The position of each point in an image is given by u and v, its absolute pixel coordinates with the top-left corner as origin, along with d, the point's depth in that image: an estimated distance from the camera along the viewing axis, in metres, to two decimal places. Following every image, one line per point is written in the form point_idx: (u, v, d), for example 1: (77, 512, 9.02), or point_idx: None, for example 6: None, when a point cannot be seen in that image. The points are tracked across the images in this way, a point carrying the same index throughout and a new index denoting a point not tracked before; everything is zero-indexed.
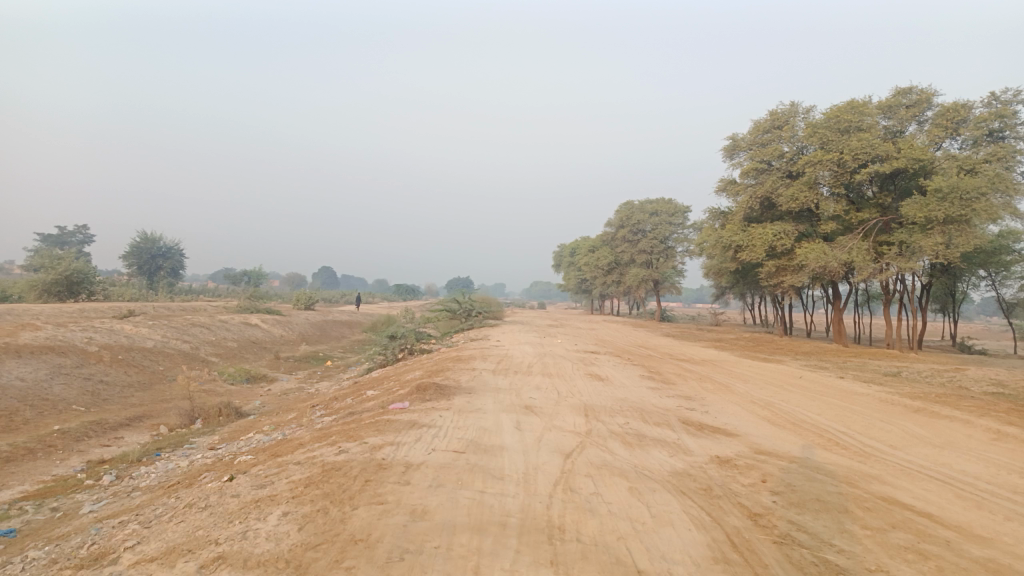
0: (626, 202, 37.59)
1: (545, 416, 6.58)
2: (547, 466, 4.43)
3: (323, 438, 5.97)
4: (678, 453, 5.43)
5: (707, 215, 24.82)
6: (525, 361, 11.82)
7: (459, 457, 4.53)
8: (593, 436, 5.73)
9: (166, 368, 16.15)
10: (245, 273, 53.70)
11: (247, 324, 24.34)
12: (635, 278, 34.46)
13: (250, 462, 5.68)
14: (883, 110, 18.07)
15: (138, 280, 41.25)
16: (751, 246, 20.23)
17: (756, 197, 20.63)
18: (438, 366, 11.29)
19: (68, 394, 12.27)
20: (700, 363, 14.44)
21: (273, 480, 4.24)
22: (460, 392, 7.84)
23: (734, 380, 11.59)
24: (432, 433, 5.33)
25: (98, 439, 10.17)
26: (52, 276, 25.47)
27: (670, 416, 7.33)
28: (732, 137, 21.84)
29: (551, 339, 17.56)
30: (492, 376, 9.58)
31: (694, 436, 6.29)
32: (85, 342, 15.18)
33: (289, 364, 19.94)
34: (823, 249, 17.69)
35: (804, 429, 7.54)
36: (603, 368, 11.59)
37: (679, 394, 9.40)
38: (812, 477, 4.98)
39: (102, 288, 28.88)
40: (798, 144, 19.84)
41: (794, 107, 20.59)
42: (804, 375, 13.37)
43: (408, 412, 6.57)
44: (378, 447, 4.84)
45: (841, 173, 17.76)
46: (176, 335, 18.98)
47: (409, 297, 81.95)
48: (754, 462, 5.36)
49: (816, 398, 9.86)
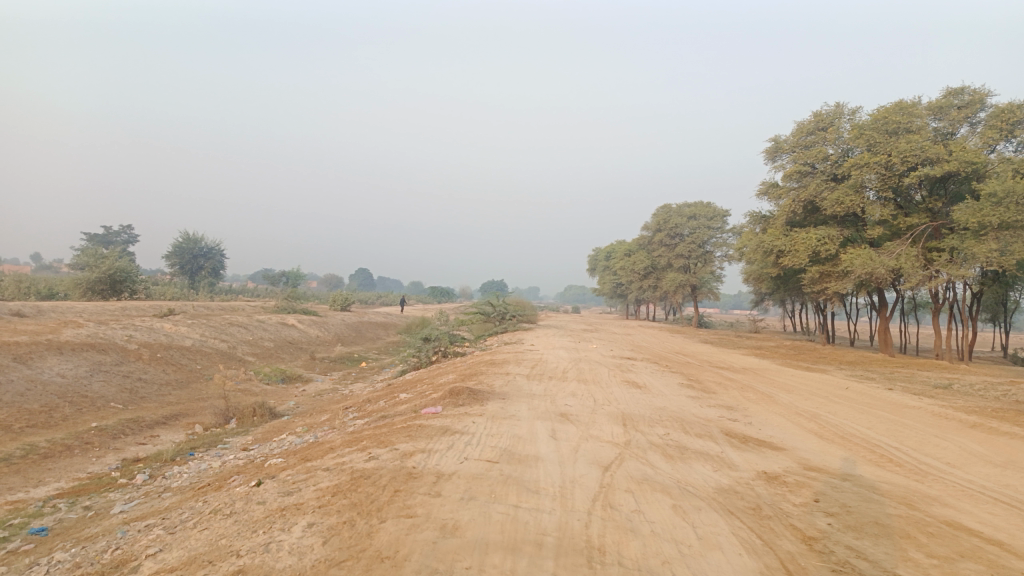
0: (664, 206, 37.09)
1: (581, 425, 6.37)
2: (584, 479, 4.22)
3: (353, 442, 5.83)
4: (723, 468, 5.18)
5: (748, 219, 24.31)
6: (561, 366, 11.61)
7: (492, 467, 4.34)
8: (632, 447, 5.50)
9: (204, 367, 16.28)
10: (284, 273, 54.33)
11: (284, 325, 24.52)
12: (672, 282, 33.97)
13: (281, 466, 5.58)
14: (933, 111, 17.45)
15: (180, 280, 42.02)
16: (794, 251, 19.71)
17: (800, 201, 20.10)
18: (473, 369, 11.14)
19: (107, 391, 12.39)
20: (740, 371, 14.06)
21: (300, 487, 4.10)
22: (494, 398, 7.66)
23: (777, 389, 11.23)
24: (464, 441, 5.15)
25: (134, 437, 10.22)
26: (96, 275, 26.00)
27: (713, 427, 7.06)
28: (774, 139, 21.32)
29: (587, 345, 17.31)
30: (527, 381, 9.38)
31: (739, 450, 6.02)
32: (125, 340, 15.38)
33: (325, 364, 19.99)
34: (870, 255, 17.16)
35: (854, 444, 7.20)
36: (641, 375, 11.31)
37: (720, 403, 9.10)
38: (867, 497, 4.70)
39: (145, 287, 29.42)
40: (843, 146, 19.30)
41: (839, 108, 20.02)
42: (850, 385, 12.93)
43: (441, 417, 6.41)
44: (409, 454, 4.67)
45: (889, 177, 17.18)
46: (214, 334, 19.16)
47: (444, 299, 82.13)
48: (804, 479, 5.08)
49: (864, 411, 9.48)
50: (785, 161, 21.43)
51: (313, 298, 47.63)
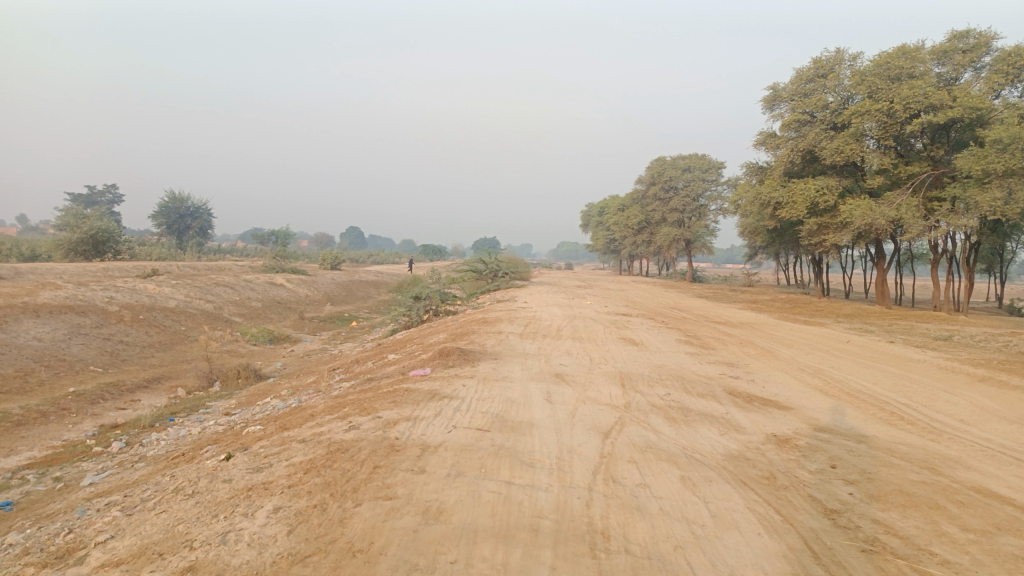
0: (658, 158, 36.40)
1: (578, 386, 6.02)
2: (584, 448, 3.86)
3: (335, 409, 5.45)
4: (730, 431, 4.83)
5: (744, 170, 23.80)
6: (555, 324, 11.22)
7: (483, 437, 3.96)
8: (633, 410, 5.15)
9: (188, 328, 15.85)
10: (273, 232, 53.51)
11: (272, 284, 24.04)
12: (666, 237, 33.53)
13: (259, 434, 5.22)
14: (937, 55, 16.86)
15: (167, 242, 41.33)
16: (792, 202, 19.28)
17: (798, 150, 19.57)
18: (463, 328, 10.76)
19: (86, 355, 11.99)
20: (738, 325, 13.75)
21: (271, 463, 3.72)
22: (485, 358, 7.30)
23: (777, 344, 10.91)
24: (453, 407, 4.78)
25: (113, 402, 9.85)
26: (77, 236, 25.40)
27: (715, 386, 6.72)
28: (773, 87, 20.70)
29: (580, 301, 16.98)
30: (520, 340, 9.01)
31: (745, 410, 5.68)
32: (106, 302, 14.93)
33: (314, 324, 19.61)
34: (870, 205, 16.74)
35: (862, 401, 6.90)
36: (637, 332, 10.95)
37: (720, 360, 8.77)
38: (887, 462, 4.36)
39: (129, 247, 28.82)
40: (844, 94, 18.74)
41: (840, 54, 19.37)
42: (850, 339, 12.64)
43: (429, 381, 6.03)
44: (393, 422, 4.30)
45: (891, 124, 16.66)
46: (200, 295, 18.71)
47: (436, 258, 81.30)
48: (817, 442, 4.75)
49: (868, 366, 9.18)
50: (783, 110, 20.84)
51: (303, 257, 47.04)
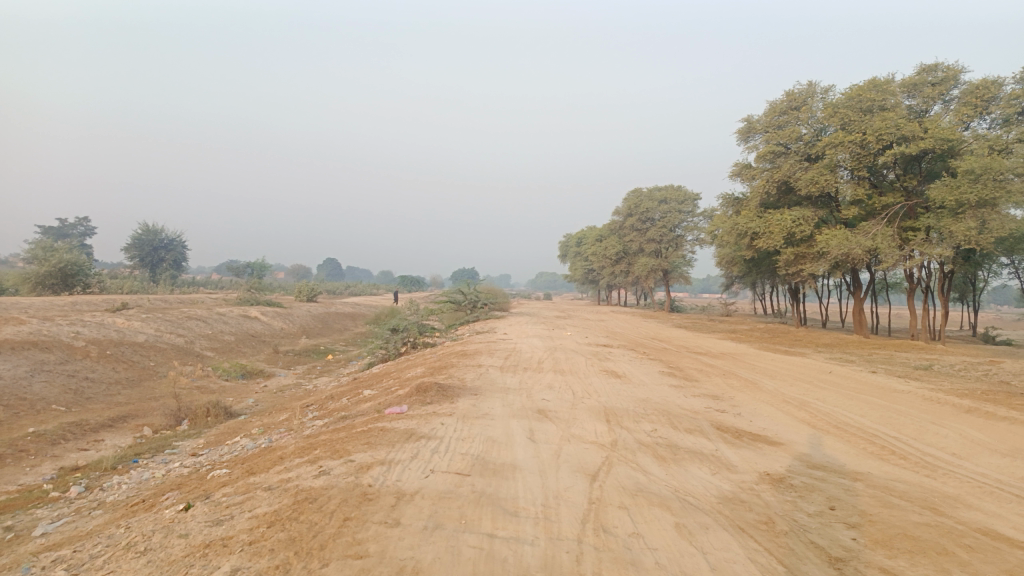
0: (635, 189, 36.57)
1: (561, 423, 5.78)
2: (571, 493, 3.62)
3: (305, 451, 5.15)
4: (722, 470, 4.61)
5: (720, 202, 23.93)
6: (535, 356, 10.99)
7: (462, 482, 3.71)
8: (620, 448, 4.91)
9: (158, 364, 15.39)
10: (248, 265, 52.89)
11: (246, 317, 23.57)
12: (643, 267, 33.58)
13: (225, 479, 4.91)
14: (907, 88, 17.10)
15: (140, 275, 40.61)
16: (769, 233, 19.35)
17: (773, 182, 19.69)
18: (442, 362, 10.48)
19: (49, 393, 11.52)
20: (719, 356, 13.61)
21: (233, 514, 3.43)
22: (465, 394, 7.03)
23: (760, 375, 10.76)
24: (430, 448, 4.52)
25: (75, 443, 9.41)
26: (46, 269, 24.82)
27: (702, 421, 6.51)
28: (747, 118, 20.90)
29: (560, 332, 16.79)
30: (500, 374, 8.77)
31: (735, 447, 5.47)
32: (72, 337, 14.46)
33: (289, 358, 19.17)
34: (846, 235, 16.81)
35: (851, 434, 6.73)
36: (619, 364, 10.75)
37: (704, 393, 8.59)
38: (886, 501, 4.17)
39: (100, 280, 28.20)
40: (817, 126, 18.95)
41: (812, 87, 19.62)
42: (832, 369, 12.54)
43: (406, 419, 5.77)
44: (366, 466, 4.03)
45: (864, 156, 16.83)
46: (171, 329, 18.23)
47: (415, 289, 80.90)
48: (812, 481, 4.55)
49: (852, 397, 9.04)
50: (757, 142, 21.02)
51: (279, 289, 46.44)
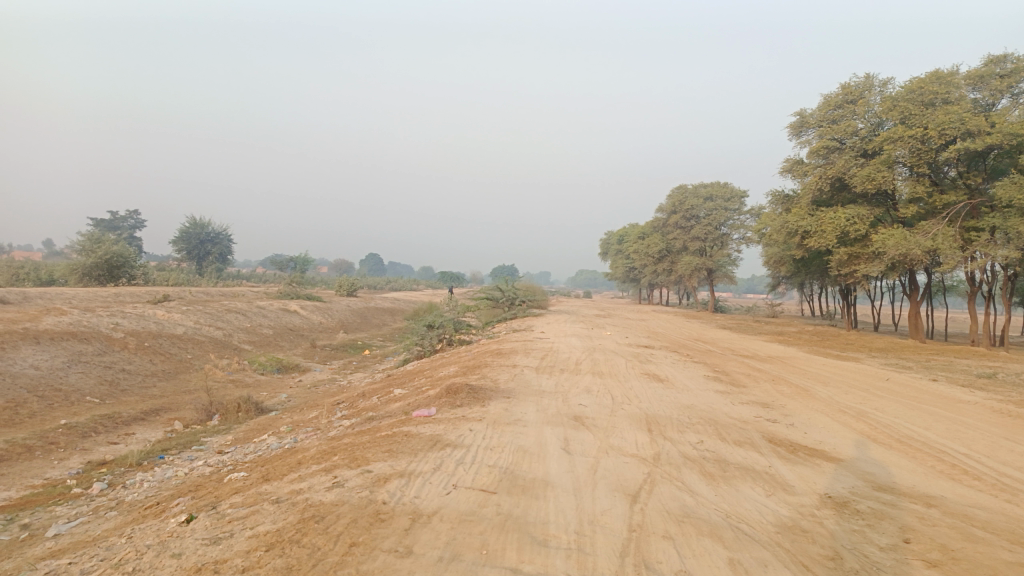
0: (679, 186, 35.80)
1: (599, 432, 5.36)
2: (608, 518, 3.22)
3: (325, 456, 4.83)
4: (778, 492, 4.15)
5: (769, 199, 23.14)
6: (574, 357, 10.56)
7: (487, 501, 3.33)
8: (663, 463, 4.48)
9: (195, 356, 15.37)
10: (290, 258, 53.37)
11: (285, 311, 23.59)
12: (687, 266, 32.82)
13: (239, 485, 4.62)
14: (972, 81, 16.16)
15: (187, 268, 41.26)
16: (821, 231, 18.55)
17: (826, 178, 18.88)
18: (476, 361, 10.11)
19: (84, 384, 11.49)
20: (768, 360, 12.99)
21: (233, 532, 3.11)
22: (497, 397, 6.66)
23: (812, 382, 10.15)
24: (455, 459, 4.15)
25: (106, 436, 9.32)
26: (92, 260, 25.23)
27: (752, 432, 6.03)
28: (800, 113, 20.11)
29: (600, 332, 16.30)
30: (536, 375, 8.37)
31: (790, 463, 4.98)
32: (111, 329, 14.51)
33: (325, 353, 19.03)
34: (903, 235, 15.97)
35: (916, 450, 6.16)
36: (661, 367, 10.25)
37: (752, 399, 8.07)
38: (969, 534, 3.66)
39: (145, 272, 28.60)
40: (874, 120, 18.08)
41: (869, 80, 18.75)
42: (889, 375, 11.83)
43: (433, 423, 5.41)
44: (383, 479, 3.67)
45: (924, 151, 15.96)
46: (210, 321, 18.27)
47: (455, 285, 80.90)
48: (882, 506, 4.07)
49: (913, 408, 8.40)
50: (809, 137, 20.22)
51: (321, 284, 46.73)
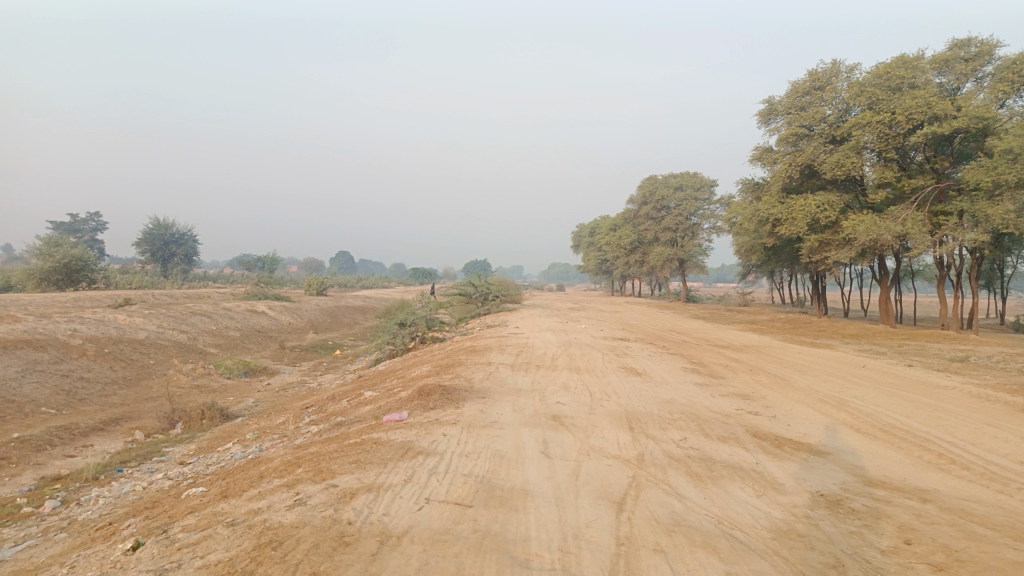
0: (649, 177, 35.73)
1: (578, 432, 5.13)
2: (594, 531, 2.98)
3: (288, 468, 4.52)
4: (768, 492, 3.95)
5: (739, 187, 23.13)
6: (549, 352, 10.32)
7: (463, 517, 3.07)
8: (647, 465, 4.26)
9: (158, 362, 14.86)
10: (259, 258, 52.49)
11: (253, 312, 23.04)
12: (659, 257, 32.80)
13: (195, 503, 4.29)
14: (938, 65, 16.17)
15: (152, 270, 40.29)
16: (791, 219, 18.54)
17: (796, 166, 18.85)
18: (449, 359, 9.83)
19: (39, 394, 10.99)
20: (744, 349, 12.88)
21: (181, 561, 2.81)
22: (471, 397, 6.39)
23: (789, 370, 10.04)
24: (428, 468, 3.89)
25: (63, 449, 8.87)
26: (50, 265, 24.43)
27: (735, 426, 5.85)
28: (768, 100, 20.07)
29: (575, 325, 16.11)
30: (511, 373, 8.12)
31: (778, 459, 4.79)
32: (68, 335, 13.95)
33: (295, 354, 18.60)
34: (874, 220, 15.98)
35: (901, 439, 6.02)
36: (638, 360, 10.07)
37: (732, 391, 7.89)
38: (969, 531, 3.49)
39: (106, 275, 27.79)
40: (842, 106, 18.08)
41: (836, 67, 18.76)
42: (865, 362, 11.77)
43: (405, 428, 5.13)
44: (349, 494, 3.38)
45: (892, 137, 15.97)
46: (173, 325, 17.72)
47: (427, 281, 80.23)
48: (876, 503, 3.89)
49: (893, 395, 8.30)
50: (778, 124, 20.20)
51: (290, 283, 45.94)
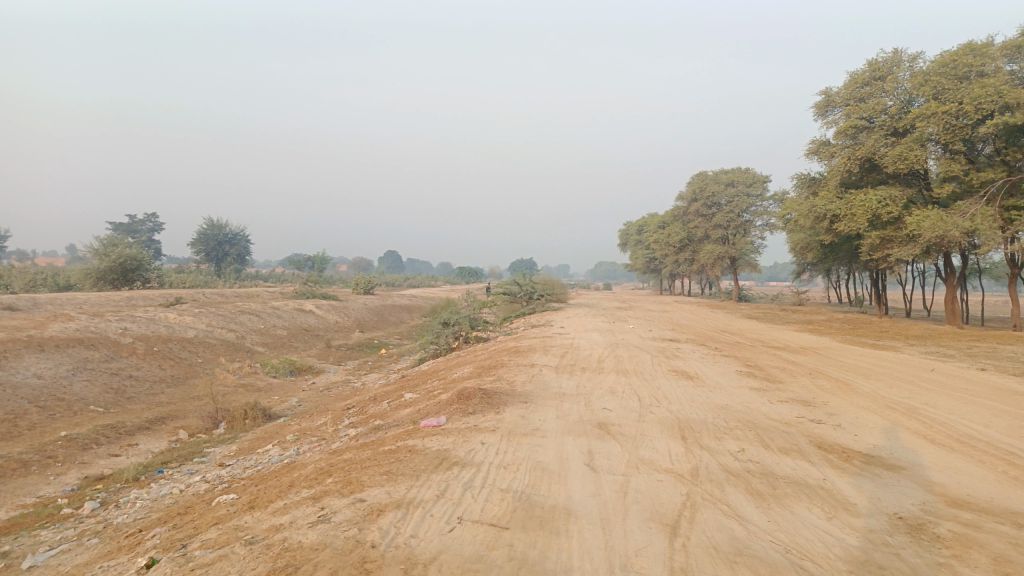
0: (699, 173, 34.96)
1: (627, 442, 4.79)
2: (644, 561, 2.66)
3: (318, 477, 4.28)
4: (839, 514, 3.55)
5: (794, 182, 22.34)
6: (595, 354, 9.94)
7: (499, 541, 2.78)
8: (703, 481, 3.90)
9: (205, 360, 14.97)
10: (310, 258, 53.21)
11: (301, 311, 23.18)
12: (709, 255, 32.07)
13: (222, 513, 4.10)
14: (1009, 51, 15.14)
15: (206, 270, 41.11)
16: (850, 215, 17.75)
17: (855, 159, 18.06)
18: (492, 360, 9.56)
19: (89, 393, 11.11)
20: (800, 351, 12.30)
21: None
22: (513, 402, 6.10)
23: (851, 374, 9.47)
24: (463, 482, 3.60)
25: (107, 448, 8.89)
26: (107, 264, 24.99)
27: (797, 436, 5.42)
28: (825, 92, 19.30)
29: (622, 326, 15.70)
30: (556, 375, 7.80)
31: (846, 474, 4.37)
32: (119, 334, 14.15)
33: (340, 353, 18.58)
34: (939, 215, 15.15)
35: (981, 452, 5.49)
36: (689, 362, 9.64)
37: (791, 397, 7.43)
38: None
39: (160, 275, 28.37)
40: (904, 97, 17.24)
41: (898, 56, 17.90)
42: (932, 365, 11.09)
43: (442, 436, 4.86)
44: (377, 511, 3.12)
45: (959, 128, 15.12)
46: (222, 324, 17.88)
47: (473, 280, 80.32)
48: (965, 528, 3.46)
49: (967, 401, 7.70)
50: (836, 117, 19.40)
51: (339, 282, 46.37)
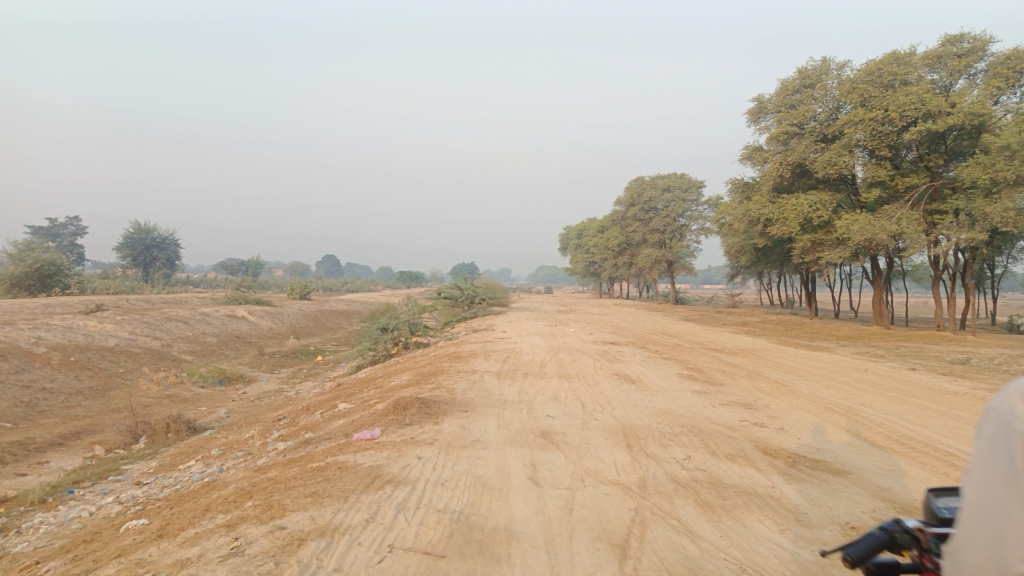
0: (637, 178, 35.30)
1: (571, 452, 4.57)
2: None
3: (237, 500, 3.92)
4: (792, 525, 3.40)
5: (729, 187, 22.69)
6: (536, 359, 9.75)
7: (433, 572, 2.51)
8: (650, 493, 3.71)
9: (127, 371, 14.17)
10: (243, 263, 51.56)
11: (232, 317, 22.30)
12: (647, 259, 32.37)
13: (127, 543, 3.70)
14: (931, 61, 15.67)
15: (132, 276, 39.34)
16: (784, 219, 18.06)
17: (787, 164, 18.41)
18: (430, 367, 9.25)
19: None
20: (739, 353, 12.37)
21: None
22: (451, 411, 5.81)
23: (790, 376, 9.51)
24: (396, 504, 3.31)
25: (13, 466, 8.21)
26: (21, 269, 23.57)
27: (742, 441, 5.31)
28: (758, 98, 19.63)
29: (564, 329, 15.58)
30: (497, 382, 7.55)
31: (794, 482, 4.25)
32: (31, 343, 13.24)
33: (274, 361, 17.90)
34: (868, 219, 15.52)
35: (921, 453, 5.47)
36: (631, 366, 9.52)
37: (733, 400, 7.37)
38: None
39: (80, 280, 26.93)
40: (833, 104, 17.66)
41: (826, 64, 18.33)
42: (865, 366, 11.29)
43: (375, 450, 4.56)
44: (298, 540, 2.81)
45: (885, 134, 15.52)
46: (146, 331, 16.99)
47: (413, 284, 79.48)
48: None
49: (902, 402, 7.77)
50: (768, 123, 19.76)
51: (274, 288, 45.03)
